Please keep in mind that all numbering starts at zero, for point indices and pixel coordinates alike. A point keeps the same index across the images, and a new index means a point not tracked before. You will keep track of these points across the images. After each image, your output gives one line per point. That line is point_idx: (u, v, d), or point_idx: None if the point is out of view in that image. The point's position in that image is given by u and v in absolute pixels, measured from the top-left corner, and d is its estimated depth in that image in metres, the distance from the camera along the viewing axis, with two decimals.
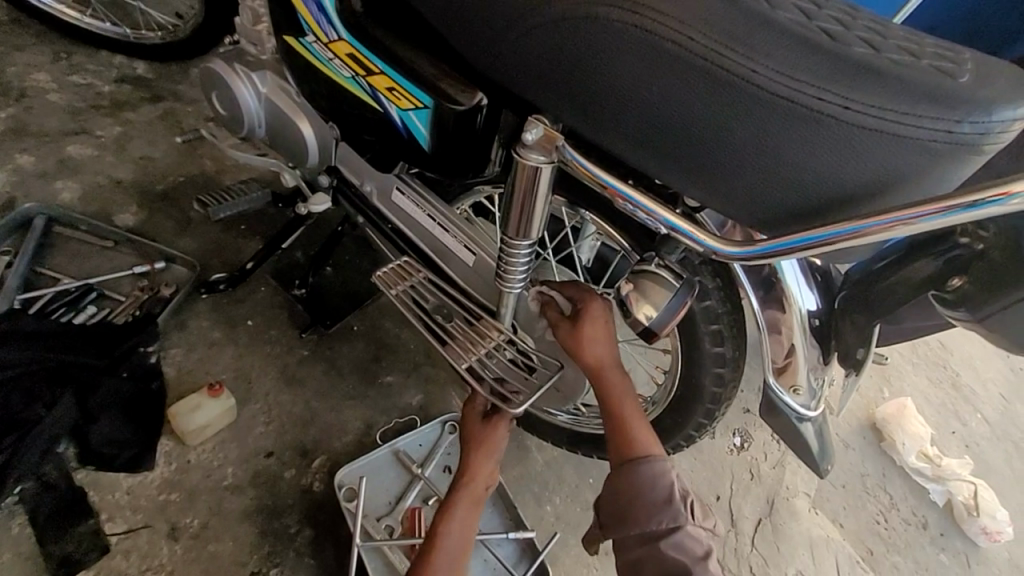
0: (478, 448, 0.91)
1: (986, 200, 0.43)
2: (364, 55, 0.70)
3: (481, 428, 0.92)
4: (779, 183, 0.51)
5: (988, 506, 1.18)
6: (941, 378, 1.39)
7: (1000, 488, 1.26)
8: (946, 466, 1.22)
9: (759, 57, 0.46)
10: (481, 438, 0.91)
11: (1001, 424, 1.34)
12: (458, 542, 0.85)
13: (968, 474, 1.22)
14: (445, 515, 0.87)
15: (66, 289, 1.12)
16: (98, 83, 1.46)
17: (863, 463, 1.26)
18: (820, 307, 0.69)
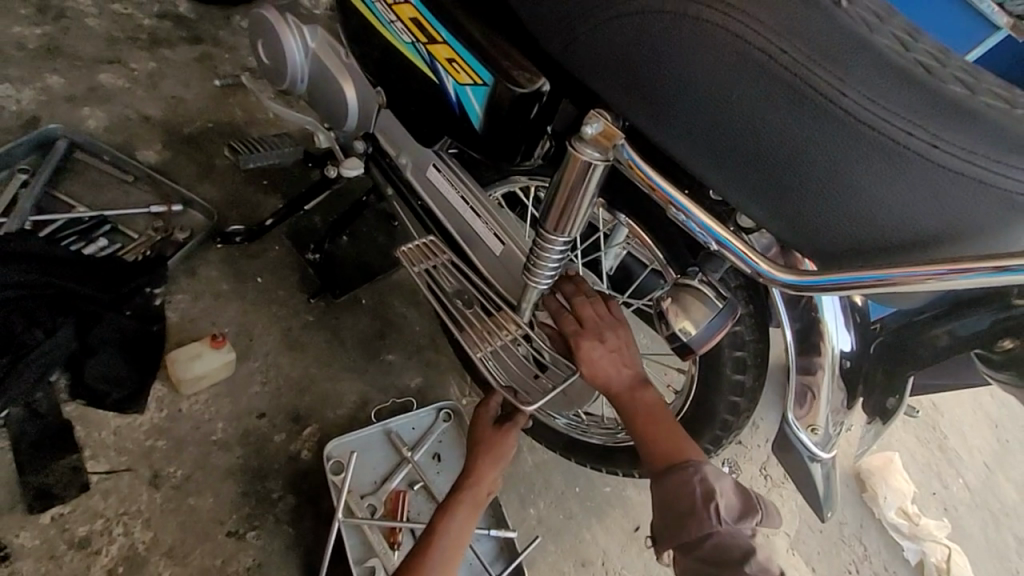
0: (489, 453, 0.89)
1: None
2: (429, 22, 0.68)
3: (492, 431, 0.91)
4: (844, 214, 0.49)
5: (959, 572, 1.17)
6: (928, 439, 1.38)
7: (976, 557, 1.26)
8: (922, 525, 1.22)
9: (850, 81, 0.45)
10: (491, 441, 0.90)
11: (981, 493, 1.33)
12: (456, 541, 0.83)
13: (942, 537, 1.22)
14: (445, 513, 0.85)
15: (80, 218, 1.09)
16: (138, 15, 1.43)
17: (842, 512, 1.24)
18: (854, 349, 0.67)
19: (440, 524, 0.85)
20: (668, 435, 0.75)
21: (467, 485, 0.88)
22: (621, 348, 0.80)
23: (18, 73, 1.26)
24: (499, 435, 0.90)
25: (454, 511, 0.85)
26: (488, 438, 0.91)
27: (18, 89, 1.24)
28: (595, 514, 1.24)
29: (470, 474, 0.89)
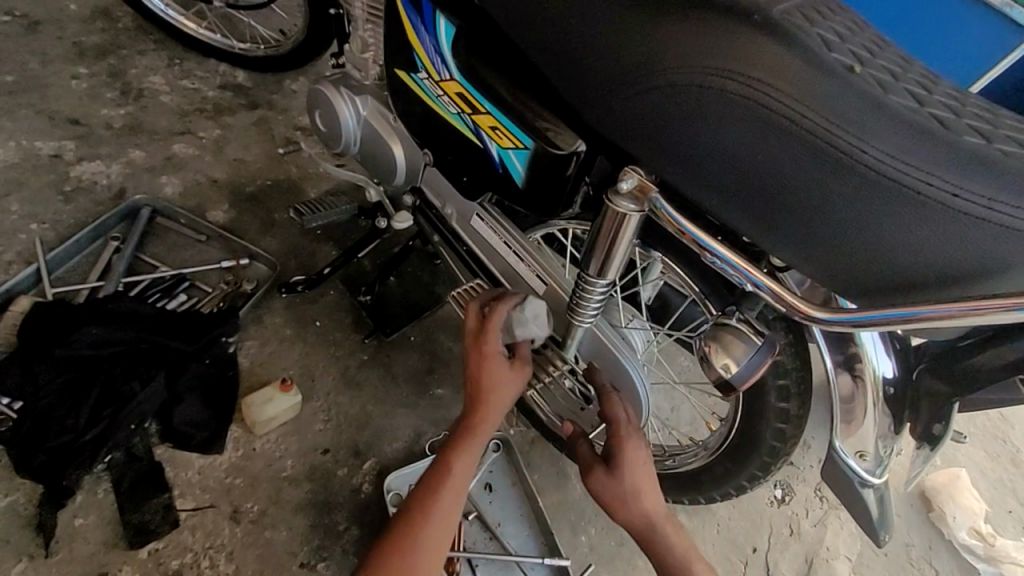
0: (487, 397, 0.89)
1: None
2: (472, 95, 0.76)
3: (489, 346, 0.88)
4: (878, 258, 0.52)
5: None
6: (999, 452, 1.34)
7: None
8: (999, 547, 1.18)
9: (868, 139, 0.49)
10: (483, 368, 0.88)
11: None
12: (455, 490, 0.85)
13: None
14: (447, 459, 0.87)
15: (163, 277, 1.22)
16: (204, 88, 1.59)
17: (909, 533, 1.23)
18: (897, 375, 0.69)
19: (443, 469, 0.87)
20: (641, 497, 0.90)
21: (462, 433, 0.89)
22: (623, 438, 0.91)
23: (106, 149, 1.40)
24: (488, 355, 0.88)
25: (456, 463, 0.87)
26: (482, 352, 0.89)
27: (107, 163, 1.38)
28: None
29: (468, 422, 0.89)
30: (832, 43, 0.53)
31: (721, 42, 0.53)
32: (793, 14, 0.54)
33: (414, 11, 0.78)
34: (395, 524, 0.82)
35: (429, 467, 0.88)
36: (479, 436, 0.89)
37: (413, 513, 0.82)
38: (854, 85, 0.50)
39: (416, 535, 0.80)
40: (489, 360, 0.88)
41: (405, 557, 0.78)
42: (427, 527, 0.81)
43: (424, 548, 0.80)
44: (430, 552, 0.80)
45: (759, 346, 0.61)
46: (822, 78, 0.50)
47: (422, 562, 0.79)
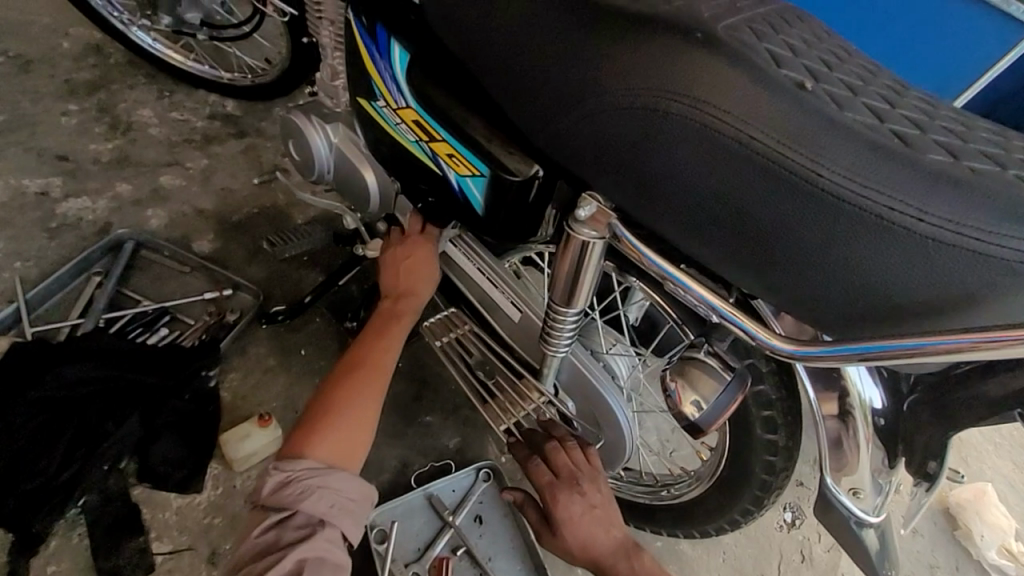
0: (404, 298, 0.95)
1: None
2: (428, 122, 0.74)
3: (409, 255, 0.95)
4: (845, 286, 0.48)
5: None
6: None
7: None
8: None
9: (824, 159, 0.45)
10: (416, 249, 0.94)
11: None
12: (376, 376, 0.88)
13: None
14: (368, 352, 0.91)
15: (145, 311, 1.21)
16: (193, 119, 1.58)
17: (933, 554, 1.16)
18: (886, 406, 0.64)
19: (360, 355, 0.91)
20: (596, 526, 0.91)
21: (380, 328, 0.95)
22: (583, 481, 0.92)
23: (94, 184, 1.41)
24: (411, 242, 0.95)
25: (377, 359, 0.91)
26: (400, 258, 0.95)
27: (94, 199, 1.39)
28: None
29: (387, 315, 0.95)
30: (783, 57, 0.49)
31: (663, 60, 0.50)
32: (740, 29, 0.50)
33: (369, 38, 0.76)
34: (312, 410, 0.84)
35: (346, 359, 0.91)
36: (399, 329, 0.95)
37: (330, 400, 0.84)
38: (807, 102, 0.46)
39: (334, 415, 0.82)
40: (426, 251, 0.94)
41: (326, 430, 0.80)
42: (346, 412, 0.83)
43: (345, 420, 0.82)
44: (352, 427, 0.82)
45: (727, 384, 0.57)
46: (772, 96, 0.47)
47: (343, 437, 0.80)
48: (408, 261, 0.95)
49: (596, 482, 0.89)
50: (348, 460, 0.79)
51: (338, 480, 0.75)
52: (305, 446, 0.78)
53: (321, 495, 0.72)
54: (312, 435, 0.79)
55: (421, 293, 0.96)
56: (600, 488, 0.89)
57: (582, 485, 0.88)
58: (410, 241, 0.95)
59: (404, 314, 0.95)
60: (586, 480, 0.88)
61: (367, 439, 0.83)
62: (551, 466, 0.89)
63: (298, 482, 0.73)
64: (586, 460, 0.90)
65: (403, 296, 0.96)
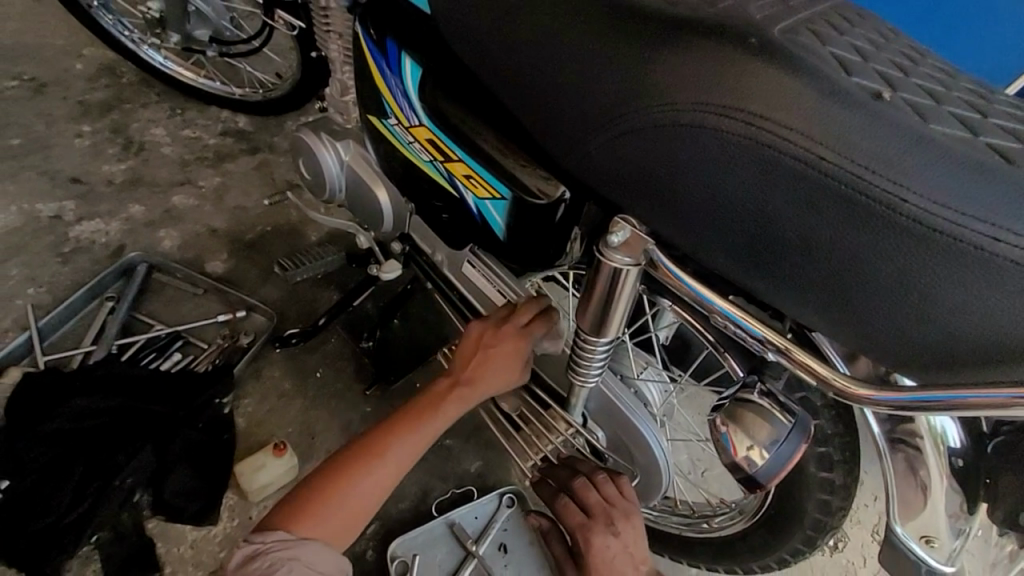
0: (462, 386, 0.84)
1: None
2: (443, 141, 0.69)
3: (496, 345, 0.81)
4: (930, 328, 0.41)
5: None
6: None
7: None
8: None
9: (906, 182, 0.39)
10: (495, 357, 0.81)
11: None
12: (390, 470, 0.81)
13: None
14: (393, 434, 0.83)
15: (158, 335, 1.19)
16: (206, 136, 1.55)
17: None
18: (963, 444, 0.57)
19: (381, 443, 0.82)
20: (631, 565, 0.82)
21: (423, 412, 0.85)
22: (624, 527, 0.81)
23: (106, 207, 1.40)
24: (503, 335, 0.80)
25: (402, 445, 0.82)
26: (486, 345, 0.82)
27: (107, 221, 1.37)
28: None
29: (435, 399, 0.85)
30: (851, 63, 0.43)
31: (711, 71, 0.44)
32: (799, 31, 0.44)
33: (378, 53, 0.72)
34: (316, 479, 0.80)
35: (373, 431, 0.84)
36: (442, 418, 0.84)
37: (338, 476, 0.79)
38: (885, 115, 0.40)
39: (334, 494, 0.78)
40: (509, 355, 0.80)
41: (322, 509, 0.77)
42: (348, 493, 0.78)
43: (341, 507, 0.78)
44: (348, 513, 0.78)
45: (789, 435, 0.51)
46: (843, 110, 0.40)
47: (337, 518, 0.77)
48: (488, 350, 0.81)
49: (630, 520, 0.81)
50: (337, 539, 0.77)
51: (316, 556, 0.73)
52: (293, 523, 0.75)
53: (290, 568, 0.70)
54: (307, 515, 0.76)
55: (485, 389, 0.83)
56: (634, 528, 0.81)
57: (616, 527, 0.80)
58: (501, 333, 0.80)
59: (451, 410, 0.84)
60: (620, 520, 0.80)
61: (361, 522, 0.79)
62: (582, 506, 0.81)
63: (269, 555, 0.71)
64: (619, 498, 0.81)
65: (462, 386, 0.84)
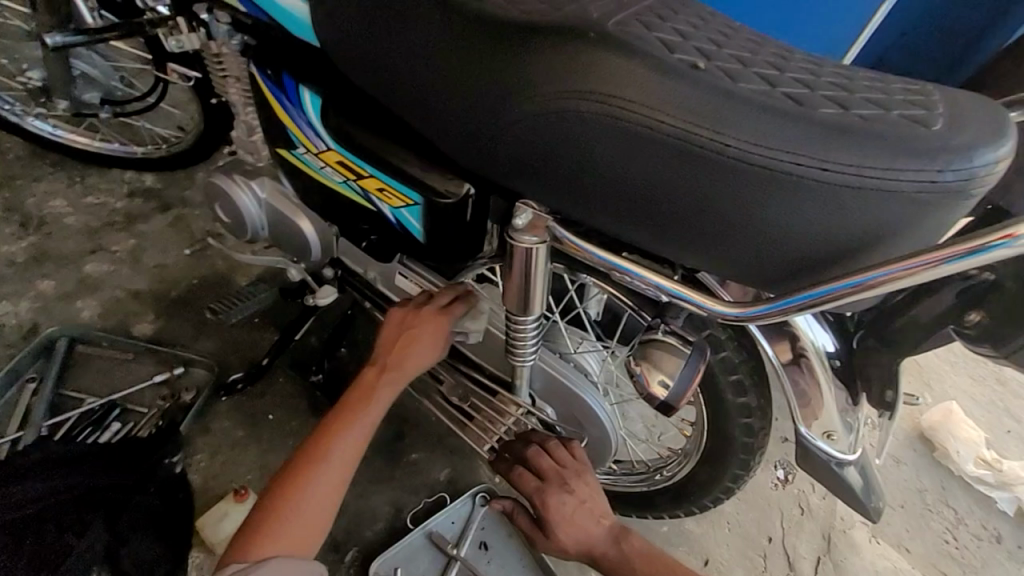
0: (390, 370, 0.87)
1: (989, 244, 0.42)
2: (352, 161, 0.74)
3: (418, 325, 0.85)
4: (773, 245, 0.50)
5: None
6: (986, 375, 1.48)
7: None
8: (1008, 471, 1.28)
9: (728, 130, 0.47)
10: (422, 329, 0.84)
11: None
12: (338, 469, 0.82)
13: None
14: (332, 433, 0.84)
15: (90, 409, 1.14)
16: (111, 200, 1.51)
17: (920, 479, 1.31)
18: (838, 347, 0.68)
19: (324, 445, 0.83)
20: (591, 517, 0.90)
21: (358, 401, 0.87)
22: (579, 485, 0.89)
23: (12, 287, 1.32)
24: (421, 316, 0.85)
25: (342, 437, 0.84)
26: (407, 327, 0.86)
27: (15, 302, 1.30)
28: None
29: (366, 388, 0.87)
30: (674, 43, 0.52)
31: (565, 64, 0.52)
32: (630, 23, 0.53)
33: (276, 88, 0.77)
34: (268, 497, 0.80)
35: (314, 435, 0.85)
36: (379, 403, 0.87)
37: (287, 488, 0.80)
38: (702, 80, 0.49)
39: (287, 507, 0.78)
40: (432, 330, 0.84)
41: (277, 526, 0.77)
42: (301, 504, 0.79)
43: (296, 521, 0.78)
44: (305, 523, 0.79)
45: (688, 359, 0.63)
46: (670, 81, 0.49)
47: (293, 531, 0.78)
48: (410, 331, 0.85)
49: (583, 477, 0.89)
50: (299, 548, 0.78)
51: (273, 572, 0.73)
52: (250, 548, 0.76)
53: None
54: (261, 538, 0.76)
55: (413, 369, 0.87)
56: (588, 484, 0.90)
57: (569, 484, 0.89)
58: (422, 313, 0.85)
59: (386, 393, 0.87)
60: (573, 478, 0.89)
61: (323, 525, 0.80)
62: (536, 471, 0.90)
63: None
64: (566, 457, 0.90)
65: (390, 369, 0.87)
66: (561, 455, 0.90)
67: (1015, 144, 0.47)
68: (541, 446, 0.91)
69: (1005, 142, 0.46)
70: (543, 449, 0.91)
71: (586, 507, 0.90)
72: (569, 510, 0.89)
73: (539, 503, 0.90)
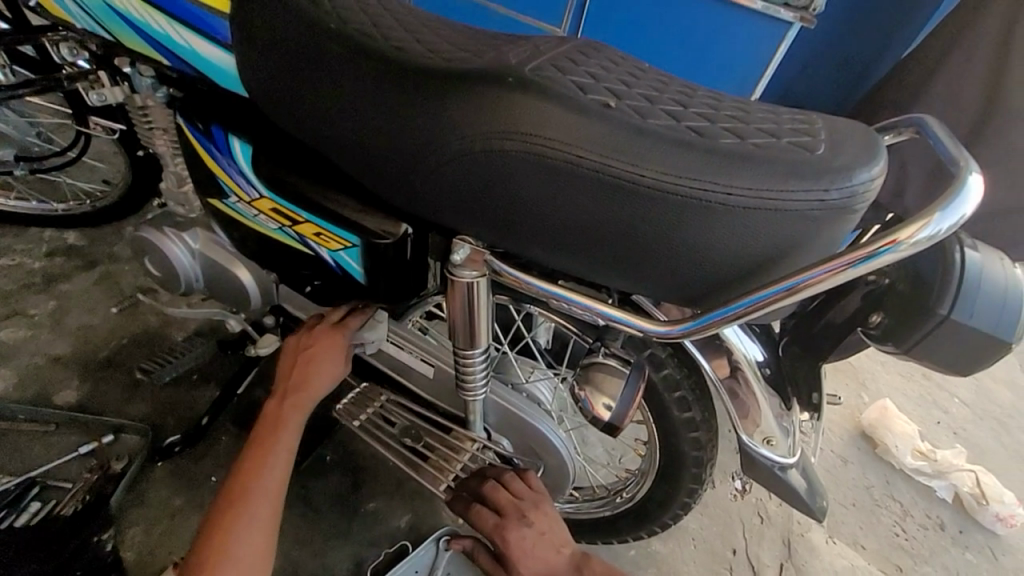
0: (295, 395, 0.86)
1: (879, 249, 0.46)
2: (286, 208, 0.74)
3: (312, 344, 0.86)
4: (692, 263, 0.54)
5: (993, 492, 1.32)
6: (913, 372, 1.60)
7: (993, 468, 1.43)
8: (942, 461, 1.37)
9: (640, 162, 0.51)
10: (318, 347, 0.85)
11: (977, 404, 1.55)
12: (263, 504, 0.79)
13: (963, 463, 1.38)
14: (248, 471, 0.81)
15: (5, 489, 1.03)
16: (28, 261, 1.41)
17: (867, 476, 1.38)
18: (766, 355, 0.72)
19: (241, 486, 0.80)
20: (551, 548, 0.88)
21: (265, 433, 0.85)
22: (538, 517, 0.88)
23: None
24: (316, 335, 0.86)
25: (260, 474, 0.81)
26: (303, 350, 0.87)
27: None
28: None
29: (272, 419, 0.86)
30: (587, 85, 0.56)
31: (486, 106, 0.55)
32: (545, 68, 0.57)
33: (206, 139, 0.76)
34: (195, 552, 0.75)
35: (229, 480, 0.81)
36: (290, 428, 0.86)
37: (214, 538, 0.75)
38: (613, 117, 0.53)
39: (219, 555, 0.74)
40: (327, 346, 0.85)
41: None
42: (234, 548, 0.75)
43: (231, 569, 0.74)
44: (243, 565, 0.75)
45: (629, 379, 0.69)
46: (585, 119, 0.53)
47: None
48: (309, 352, 0.86)
49: (540, 507, 0.88)
50: None
51: None
52: None
53: None
54: None
55: (318, 389, 0.87)
56: (546, 514, 0.89)
57: (528, 517, 0.87)
58: (314, 332, 0.86)
59: (295, 417, 0.86)
60: (530, 510, 0.87)
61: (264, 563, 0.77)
62: (494, 507, 0.88)
63: None
64: (523, 489, 0.89)
65: (294, 394, 0.87)
66: (519, 488, 0.89)
67: (887, 163, 0.53)
68: (498, 480, 0.90)
69: (878, 162, 0.52)
70: (500, 483, 0.89)
71: (546, 538, 0.88)
72: (529, 544, 0.88)
73: (498, 540, 0.88)
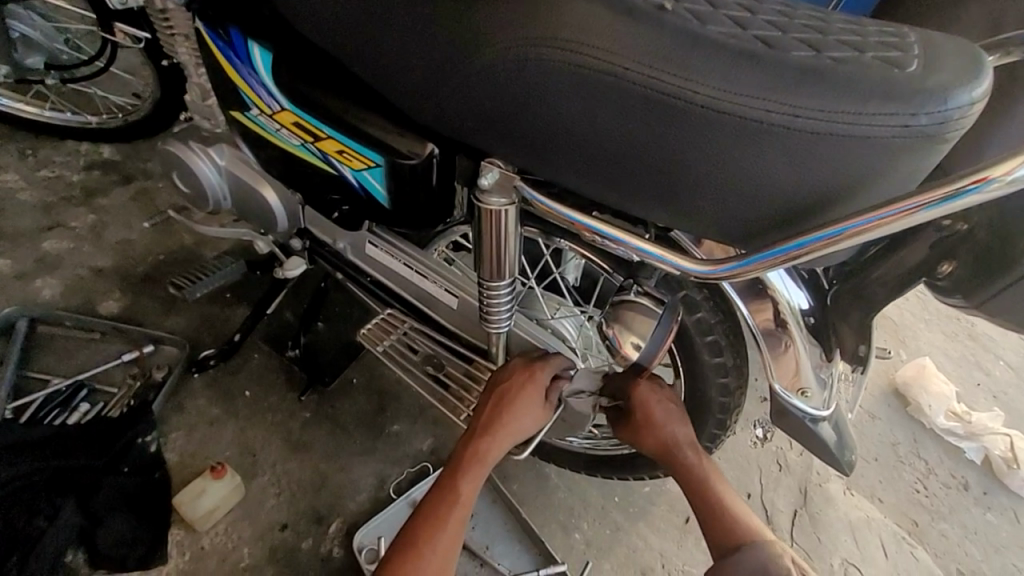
0: (496, 434, 0.80)
1: (968, 187, 0.40)
2: (309, 122, 0.70)
3: (512, 381, 0.80)
4: (745, 196, 0.48)
5: None
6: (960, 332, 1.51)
7: None
8: (975, 423, 1.32)
9: (694, 76, 0.45)
10: (521, 393, 0.79)
11: None
12: (445, 549, 0.75)
13: (1000, 426, 1.32)
14: (441, 507, 0.77)
15: (57, 390, 1.11)
16: (67, 173, 1.43)
17: (893, 433, 1.34)
18: (812, 305, 0.67)
19: (426, 527, 0.76)
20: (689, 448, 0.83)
21: (460, 471, 0.80)
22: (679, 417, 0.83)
23: None
24: (530, 373, 0.79)
25: (451, 513, 0.77)
26: (511, 385, 0.80)
27: None
28: (641, 518, 1.16)
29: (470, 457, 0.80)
30: None
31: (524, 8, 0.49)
32: None
33: (223, 43, 0.71)
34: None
35: (416, 514, 0.78)
36: (483, 467, 0.80)
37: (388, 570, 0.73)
38: (667, 24, 0.46)
39: None
40: (529, 392, 0.79)
41: None
42: None
43: None
44: None
45: (659, 320, 0.67)
46: (634, 25, 0.46)
47: None
48: (506, 394, 0.79)
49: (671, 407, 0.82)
50: None
51: None
52: None
53: None
54: None
55: (519, 429, 0.80)
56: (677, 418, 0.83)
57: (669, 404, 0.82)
58: (524, 372, 0.80)
59: (489, 454, 0.80)
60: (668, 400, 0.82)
61: None
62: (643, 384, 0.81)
63: None
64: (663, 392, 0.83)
65: (497, 433, 0.80)
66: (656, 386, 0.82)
67: (989, 86, 0.45)
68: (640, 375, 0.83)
69: (979, 83, 0.44)
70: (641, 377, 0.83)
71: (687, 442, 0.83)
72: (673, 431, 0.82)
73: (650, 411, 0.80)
